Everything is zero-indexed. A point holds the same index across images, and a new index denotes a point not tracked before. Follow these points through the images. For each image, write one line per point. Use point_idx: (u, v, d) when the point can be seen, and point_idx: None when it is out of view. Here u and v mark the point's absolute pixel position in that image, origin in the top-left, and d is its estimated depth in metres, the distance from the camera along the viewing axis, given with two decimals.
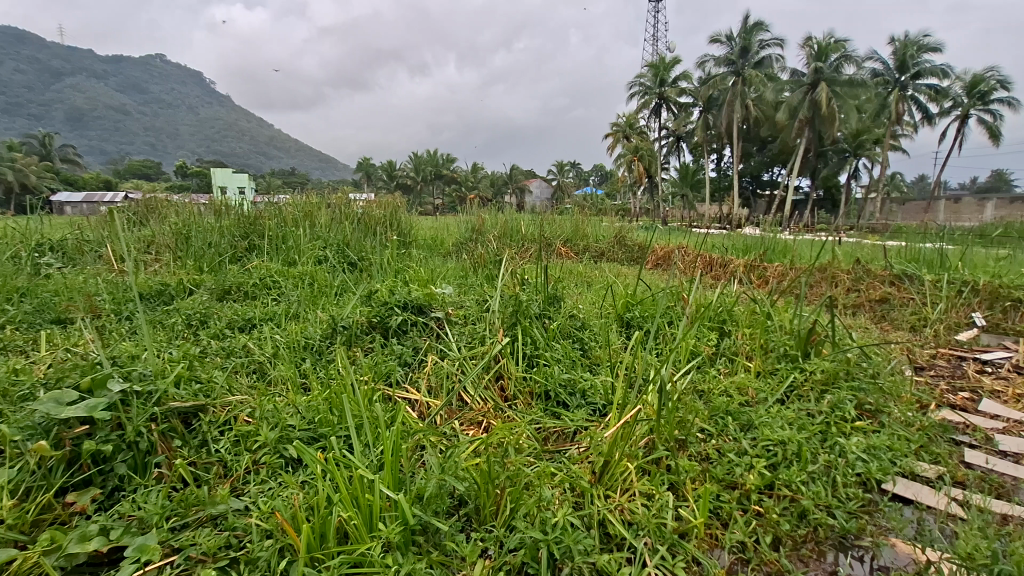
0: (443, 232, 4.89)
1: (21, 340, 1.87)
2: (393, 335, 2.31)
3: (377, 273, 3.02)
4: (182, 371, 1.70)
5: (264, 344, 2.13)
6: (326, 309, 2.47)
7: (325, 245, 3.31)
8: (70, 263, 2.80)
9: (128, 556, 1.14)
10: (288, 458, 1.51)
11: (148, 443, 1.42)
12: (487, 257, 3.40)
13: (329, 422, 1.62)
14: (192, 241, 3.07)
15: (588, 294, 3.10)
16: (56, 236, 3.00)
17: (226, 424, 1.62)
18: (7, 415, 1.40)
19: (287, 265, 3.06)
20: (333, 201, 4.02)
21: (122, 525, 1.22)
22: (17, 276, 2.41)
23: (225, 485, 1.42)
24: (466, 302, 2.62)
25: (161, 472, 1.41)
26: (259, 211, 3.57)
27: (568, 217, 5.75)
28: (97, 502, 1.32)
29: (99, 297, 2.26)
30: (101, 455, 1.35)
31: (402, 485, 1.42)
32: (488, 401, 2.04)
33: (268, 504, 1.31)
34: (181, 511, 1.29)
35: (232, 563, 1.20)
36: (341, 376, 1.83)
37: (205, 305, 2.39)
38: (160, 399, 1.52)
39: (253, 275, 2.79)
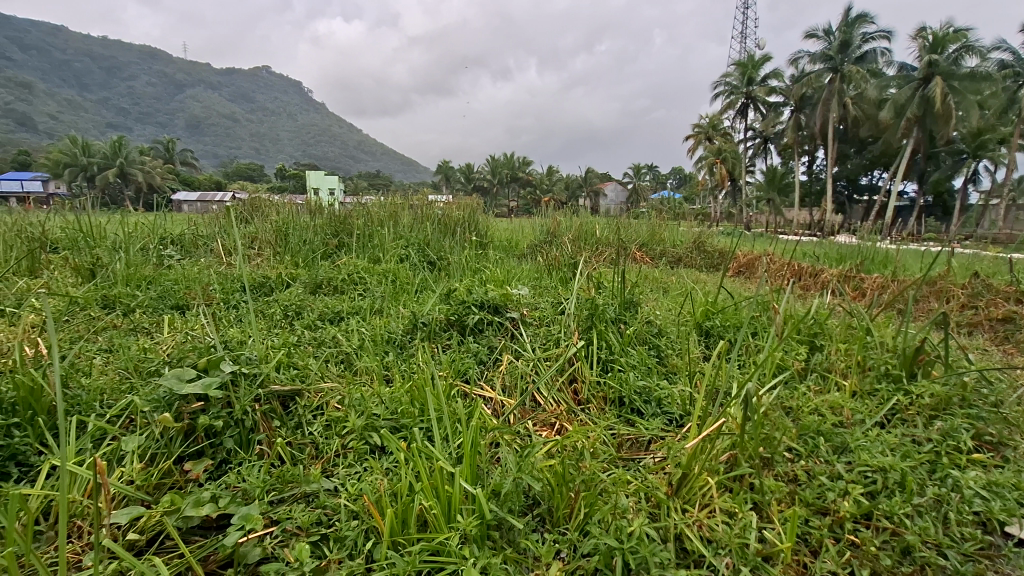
0: (517, 234, 4.94)
1: (148, 322, 2.10)
2: (469, 333, 2.37)
3: (455, 273, 3.11)
4: (282, 358, 1.84)
5: (351, 336, 2.25)
6: (407, 305, 2.58)
7: (407, 244, 3.46)
8: (187, 255, 3.12)
9: (235, 524, 1.23)
10: (373, 446, 1.59)
11: (252, 421, 1.55)
12: (562, 259, 3.39)
13: (411, 414, 1.68)
14: (290, 238, 3.31)
15: (665, 300, 3.01)
16: (177, 231, 3.35)
17: (318, 408, 1.73)
18: (138, 387, 1.58)
19: (372, 262, 3.23)
20: (415, 202, 4.20)
21: (229, 494, 1.32)
22: (146, 264, 2.71)
23: (317, 465, 1.52)
24: (542, 304, 2.63)
25: (262, 449, 1.53)
26: (348, 211, 3.79)
27: (644, 222, 5.63)
28: (209, 472, 1.44)
29: (211, 287, 2.49)
30: (213, 429, 1.49)
31: (479, 480, 1.45)
32: (561, 403, 2.04)
33: (356, 487, 1.39)
34: (279, 486, 1.40)
35: (323, 540, 1.28)
36: (421, 371, 1.90)
37: (300, 298, 2.57)
38: (264, 382, 1.66)
39: (342, 270, 2.97)
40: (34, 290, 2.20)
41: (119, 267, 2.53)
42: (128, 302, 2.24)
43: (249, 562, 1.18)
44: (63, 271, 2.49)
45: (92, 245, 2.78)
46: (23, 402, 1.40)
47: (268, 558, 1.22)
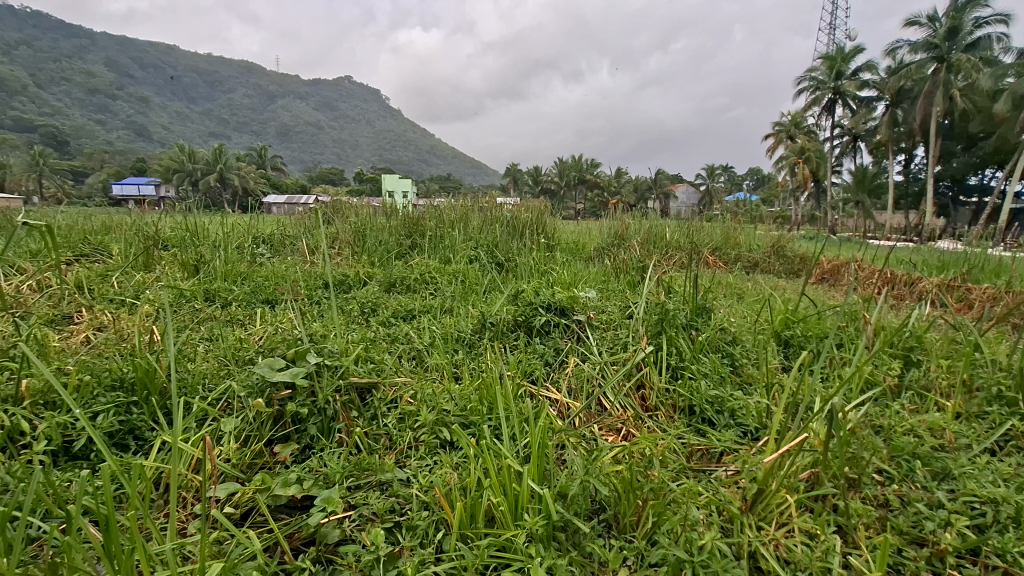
0: (585, 236, 4.90)
1: (242, 315, 2.28)
2: (536, 334, 2.38)
3: (523, 275, 3.14)
4: (360, 352, 1.95)
5: (423, 333, 2.33)
6: (476, 305, 2.64)
7: (476, 245, 3.54)
8: (276, 253, 3.37)
9: (317, 505, 1.32)
10: (443, 440, 1.63)
11: (333, 410, 1.65)
12: (631, 263, 3.33)
13: (479, 412, 1.72)
14: (367, 239, 3.49)
15: (740, 306, 2.88)
16: (267, 231, 3.62)
17: (393, 402, 1.81)
18: (235, 374, 1.74)
19: (443, 262, 3.33)
20: (484, 205, 4.28)
21: (312, 478, 1.41)
22: (241, 261, 2.96)
23: (391, 455, 1.58)
24: (609, 307, 2.60)
25: (342, 437, 1.62)
26: (421, 213, 3.94)
27: (718, 225, 5.41)
28: (294, 455, 1.55)
29: (297, 284, 2.67)
30: (299, 416, 1.60)
31: (545, 481, 1.45)
32: (628, 409, 2.01)
33: (427, 479, 1.44)
34: (356, 473, 1.47)
35: (396, 527, 1.34)
36: (489, 370, 1.94)
37: (376, 296, 2.70)
38: (344, 374, 1.77)
39: (415, 270, 3.09)
40: (149, 283, 2.46)
41: (218, 264, 2.77)
42: (226, 296, 2.45)
43: (328, 542, 1.26)
44: (172, 266, 2.76)
45: (197, 243, 3.06)
46: (140, 382, 1.56)
47: (347, 539, 1.29)
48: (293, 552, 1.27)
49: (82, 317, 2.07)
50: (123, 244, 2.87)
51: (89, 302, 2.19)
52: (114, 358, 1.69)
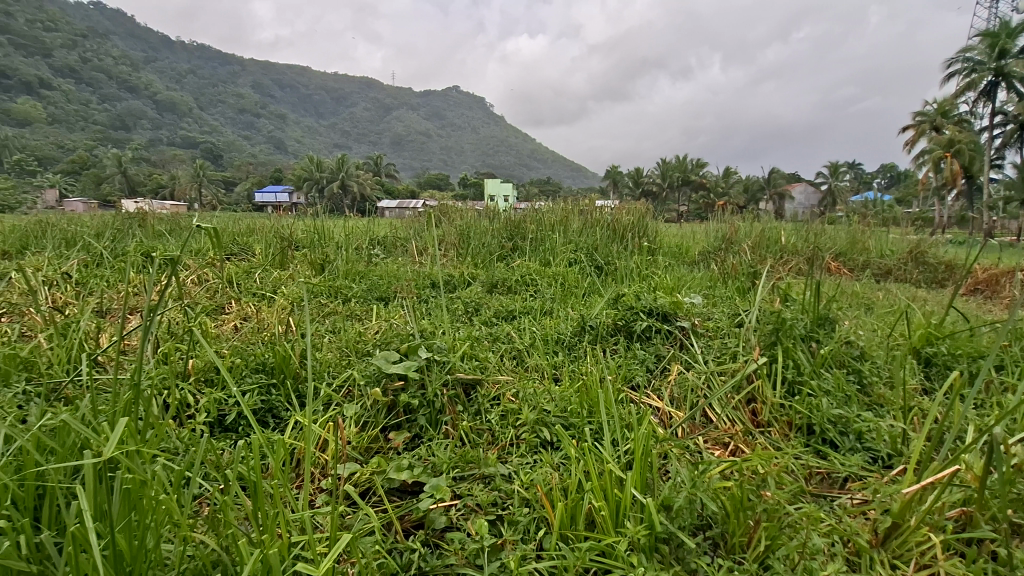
0: (689, 239, 4.69)
1: (360, 310, 2.49)
2: (637, 339, 2.33)
3: (624, 279, 3.08)
4: (466, 349, 2.04)
5: (523, 333, 2.38)
6: (576, 307, 2.65)
7: (576, 248, 3.54)
8: (389, 254, 3.62)
9: (427, 491, 1.39)
10: (543, 440, 1.66)
11: (440, 403, 1.74)
12: (741, 268, 3.13)
13: (580, 414, 1.72)
14: (471, 241, 3.62)
15: (870, 318, 2.60)
16: (382, 234, 3.91)
17: (495, 399, 1.87)
18: (355, 363, 1.91)
19: (543, 265, 3.37)
20: (585, 208, 4.26)
21: (422, 466, 1.50)
22: (360, 260, 3.23)
23: (493, 450, 1.63)
24: (716, 314, 2.48)
25: (448, 429, 1.70)
26: (523, 216, 4.02)
27: (842, 228, 4.91)
28: (405, 443, 1.65)
29: (408, 283, 2.85)
30: (409, 406, 1.72)
31: (648, 490, 1.41)
32: (737, 424, 1.89)
33: (528, 477, 1.47)
34: (461, 465, 1.54)
35: (498, 521, 1.37)
36: (590, 374, 1.94)
37: (479, 296, 2.80)
38: (451, 369, 1.87)
39: (516, 272, 3.16)
40: (284, 280, 2.77)
41: (340, 263, 3.03)
42: (347, 292, 2.67)
43: (436, 528, 1.32)
44: (302, 263, 3.08)
45: (323, 243, 3.39)
46: (278, 367, 1.76)
47: (453, 527, 1.35)
48: (404, 532, 1.36)
49: (232, 308, 2.37)
50: (264, 244, 3.24)
51: (237, 295, 2.50)
52: (258, 345, 1.92)
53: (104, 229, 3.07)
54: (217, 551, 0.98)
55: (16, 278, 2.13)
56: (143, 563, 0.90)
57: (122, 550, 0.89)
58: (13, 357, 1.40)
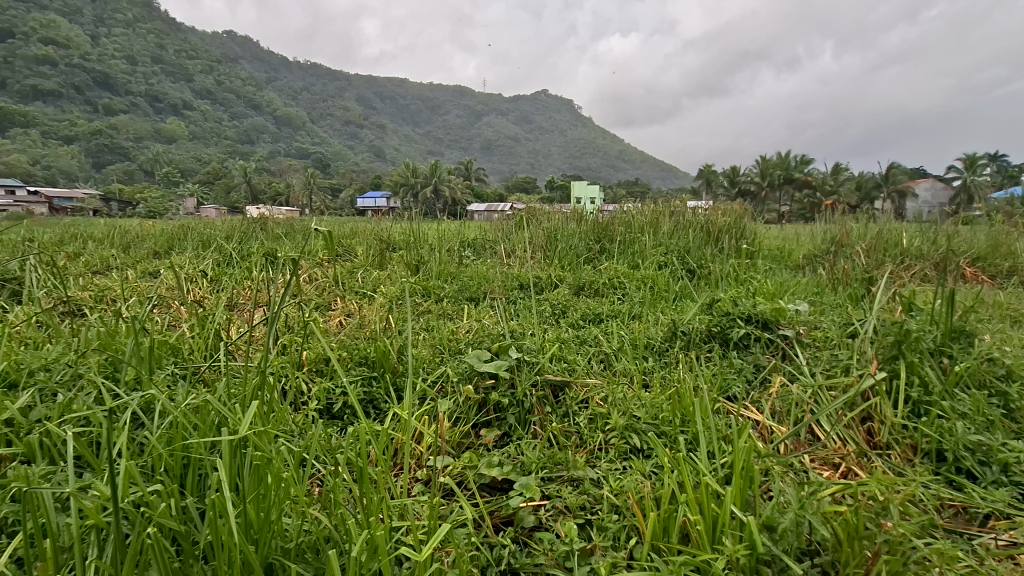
0: (792, 241, 4.36)
1: (452, 309, 2.58)
2: (733, 347, 2.20)
3: (719, 284, 2.93)
4: (554, 351, 2.05)
5: (611, 337, 2.34)
6: (666, 312, 2.56)
7: (667, 251, 3.42)
8: (478, 255, 3.72)
9: (516, 489, 1.41)
10: (634, 447, 1.61)
11: (529, 403, 1.77)
12: (855, 274, 2.85)
13: (672, 423, 1.66)
14: (559, 242, 3.63)
15: (1018, 332, 2.25)
16: (472, 236, 4.03)
17: (584, 402, 1.85)
18: (448, 360, 1.98)
19: (631, 268, 3.29)
20: (677, 209, 4.10)
21: (511, 464, 1.52)
22: (451, 262, 3.35)
23: (582, 453, 1.61)
24: (825, 324, 2.28)
25: (535, 430, 1.72)
26: (611, 219, 3.95)
27: (982, 229, 4.30)
28: (496, 440, 1.69)
29: (497, 284, 2.91)
30: (500, 405, 1.76)
31: (748, 508, 1.32)
32: (850, 444, 1.72)
33: (618, 483, 1.43)
34: (549, 466, 1.54)
35: (586, 525, 1.36)
36: (682, 381, 1.86)
37: (566, 298, 2.79)
38: (540, 370, 1.89)
39: (604, 275, 3.11)
40: (383, 279, 2.94)
41: (433, 264, 3.17)
42: (439, 292, 2.79)
43: (525, 526, 1.34)
44: (398, 264, 3.26)
45: (417, 245, 3.55)
46: (379, 361, 1.87)
47: (542, 526, 1.36)
48: (494, 528, 1.38)
49: (338, 305, 2.56)
50: (365, 246, 3.47)
51: (342, 294, 2.70)
52: (360, 339, 2.06)
53: (233, 232, 3.45)
54: (329, 529, 1.06)
55: (165, 274, 2.46)
56: (268, 533, 0.99)
57: (251, 519, 0.98)
58: (165, 342, 1.61)
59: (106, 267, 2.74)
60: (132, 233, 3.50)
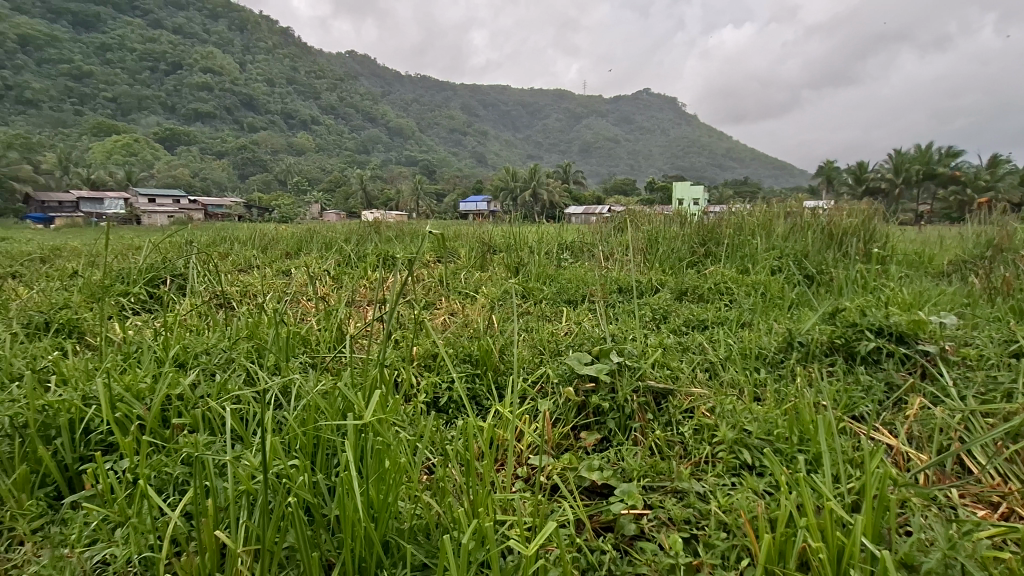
0: (935, 244, 3.83)
1: (551, 311, 2.60)
2: (861, 362, 1.99)
3: (844, 291, 2.66)
4: (657, 357, 1.99)
5: (718, 345, 2.21)
6: (780, 321, 2.37)
7: (781, 254, 3.18)
8: (576, 258, 3.71)
9: (617, 495, 1.38)
10: (744, 463, 1.52)
11: (630, 409, 1.73)
12: (1019, 284, 2.44)
13: (789, 440, 1.53)
14: (660, 245, 3.51)
15: None
16: (570, 238, 4.03)
17: (688, 411, 1.77)
18: (548, 361, 2.00)
19: (740, 273, 3.09)
20: (793, 210, 3.79)
21: (612, 470, 1.49)
22: (549, 264, 3.38)
23: (687, 464, 1.54)
24: (979, 340, 1.97)
25: (637, 437, 1.67)
26: (718, 221, 3.75)
27: None
28: (596, 444, 1.68)
29: (595, 286, 2.89)
30: (600, 409, 1.74)
31: (882, 542, 1.18)
32: (1011, 481, 1.48)
33: (727, 499, 1.35)
34: (652, 475, 1.49)
35: (692, 540, 1.29)
36: (800, 397, 1.72)
37: (667, 303, 2.69)
38: (642, 376, 1.84)
39: (709, 279, 2.96)
40: (484, 280, 3.04)
41: (532, 267, 3.21)
42: (538, 294, 2.82)
43: (626, 534, 1.30)
44: (498, 265, 3.35)
45: (516, 247, 3.63)
46: (482, 359, 1.94)
47: (643, 536, 1.32)
48: (593, 532, 1.37)
49: (443, 304, 2.69)
50: (467, 248, 3.61)
51: (447, 293, 2.83)
52: (464, 337, 2.15)
53: (351, 235, 3.77)
54: (439, 515, 1.11)
55: (296, 273, 2.75)
56: (386, 514, 1.07)
57: (372, 499, 1.07)
58: (298, 333, 1.80)
59: (248, 266, 3.12)
60: (269, 236, 3.95)
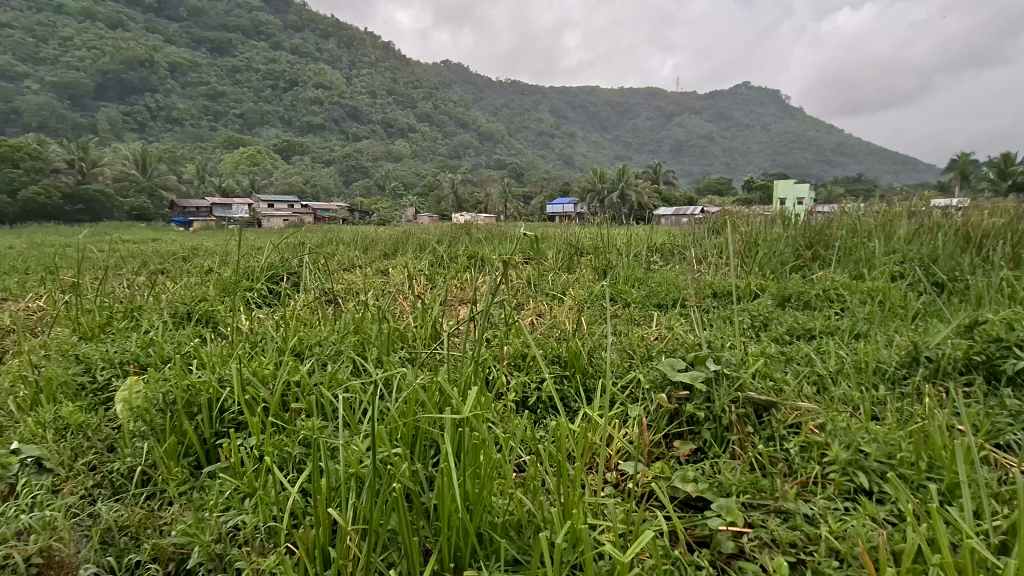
0: None
1: (641, 315, 2.54)
2: (1007, 383, 1.73)
3: (984, 301, 2.33)
4: (759, 367, 1.86)
5: (828, 357, 2.03)
6: (904, 332, 2.13)
7: (904, 260, 2.85)
8: (667, 260, 3.59)
9: (715, 510, 1.31)
10: (860, 487, 1.38)
11: (728, 420, 1.64)
12: None
13: (916, 466, 1.37)
14: (760, 247, 3.29)
15: None
16: (660, 241, 3.91)
17: (794, 427, 1.64)
18: (638, 366, 1.95)
19: (854, 279, 2.82)
20: (919, 210, 3.39)
21: (708, 482, 1.42)
22: (639, 267, 3.30)
23: (793, 483, 1.43)
24: None
25: (735, 450, 1.58)
26: (827, 222, 3.45)
27: None
28: (689, 455, 1.61)
29: (688, 291, 2.77)
30: (694, 419, 1.67)
31: None
32: None
33: (841, 525, 1.23)
34: (752, 492, 1.40)
35: (799, 565, 1.20)
36: (930, 418, 1.53)
37: (769, 310, 2.52)
38: (741, 386, 1.73)
39: (817, 285, 2.73)
40: (571, 282, 3.03)
41: (621, 269, 3.15)
42: (627, 297, 2.76)
43: (723, 552, 1.24)
44: (585, 267, 3.33)
45: (604, 249, 3.59)
46: (571, 361, 1.94)
47: (743, 555, 1.24)
48: (688, 546, 1.31)
49: (531, 305, 2.72)
50: (555, 250, 3.61)
51: (536, 295, 2.86)
52: (553, 339, 2.15)
53: (444, 237, 3.92)
54: (530, 514, 1.13)
55: (394, 273, 2.92)
56: (480, 508, 1.10)
57: (468, 491, 1.10)
58: (397, 330, 1.90)
59: (352, 265, 3.36)
60: (370, 237, 4.22)
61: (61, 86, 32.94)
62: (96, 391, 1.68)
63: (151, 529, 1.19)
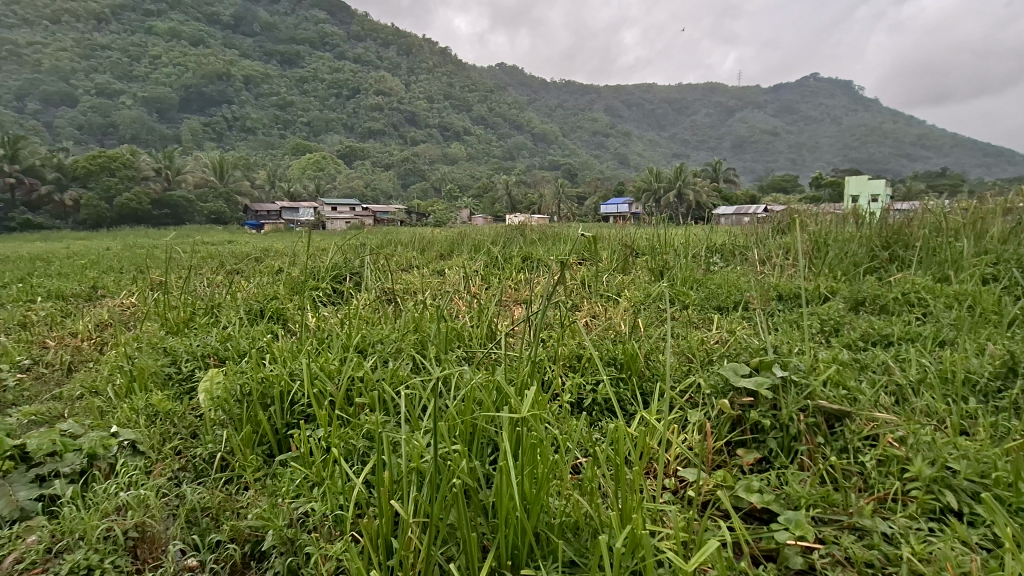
0: None
1: (700, 318, 2.46)
2: None
3: None
4: (831, 374, 1.75)
5: (908, 365, 1.89)
6: (997, 340, 1.95)
7: (997, 262, 2.61)
8: (727, 261, 3.46)
9: (782, 523, 1.25)
10: (947, 507, 1.28)
11: (796, 430, 1.55)
12: None
13: (1013, 487, 1.25)
14: (829, 248, 3.11)
15: None
16: (720, 241, 3.77)
17: (870, 439, 1.54)
18: (697, 370, 1.89)
19: (938, 282, 2.61)
20: (1015, 206, 3.09)
21: (774, 494, 1.35)
22: (697, 268, 3.20)
23: (869, 499, 1.34)
24: None
25: (804, 461, 1.50)
26: (907, 220, 3.21)
27: None
28: (753, 464, 1.55)
29: (751, 293, 2.66)
30: (759, 426, 1.60)
31: None
32: None
33: (926, 547, 1.14)
34: (823, 506, 1.32)
35: None
36: None
37: (840, 313, 2.37)
38: (811, 394, 1.63)
39: (895, 288, 2.55)
40: (626, 283, 2.98)
41: (678, 270, 3.06)
42: (685, 299, 2.69)
43: (791, 567, 1.18)
44: (640, 268, 3.27)
45: (660, 249, 3.51)
46: (627, 363, 1.90)
47: (813, 572, 1.17)
48: (752, 559, 1.25)
49: (586, 306, 2.70)
50: (610, 250, 3.57)
51: (590, 296, 2.83)
52: (608, 340, 2.13)
53: (498, 238, 3.96)
54: (588, 515, 1.12)
55: (450, 273, 2.98)
56: (538, 507, 1.10)
57: (526, 490, 1.11)
58: (454, 329, 1.94)
59: (409, 266, 3.46)
60: (426, 238, 4.33)
61: (149, 101, 35.91)
62: (181, 381, 1.82)
63: (229, 511, 1.28)
